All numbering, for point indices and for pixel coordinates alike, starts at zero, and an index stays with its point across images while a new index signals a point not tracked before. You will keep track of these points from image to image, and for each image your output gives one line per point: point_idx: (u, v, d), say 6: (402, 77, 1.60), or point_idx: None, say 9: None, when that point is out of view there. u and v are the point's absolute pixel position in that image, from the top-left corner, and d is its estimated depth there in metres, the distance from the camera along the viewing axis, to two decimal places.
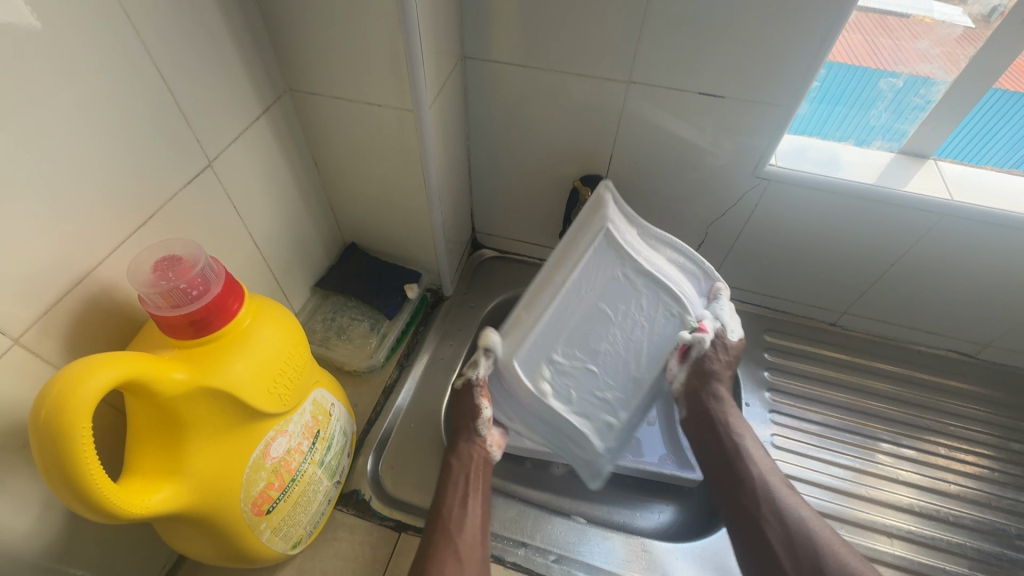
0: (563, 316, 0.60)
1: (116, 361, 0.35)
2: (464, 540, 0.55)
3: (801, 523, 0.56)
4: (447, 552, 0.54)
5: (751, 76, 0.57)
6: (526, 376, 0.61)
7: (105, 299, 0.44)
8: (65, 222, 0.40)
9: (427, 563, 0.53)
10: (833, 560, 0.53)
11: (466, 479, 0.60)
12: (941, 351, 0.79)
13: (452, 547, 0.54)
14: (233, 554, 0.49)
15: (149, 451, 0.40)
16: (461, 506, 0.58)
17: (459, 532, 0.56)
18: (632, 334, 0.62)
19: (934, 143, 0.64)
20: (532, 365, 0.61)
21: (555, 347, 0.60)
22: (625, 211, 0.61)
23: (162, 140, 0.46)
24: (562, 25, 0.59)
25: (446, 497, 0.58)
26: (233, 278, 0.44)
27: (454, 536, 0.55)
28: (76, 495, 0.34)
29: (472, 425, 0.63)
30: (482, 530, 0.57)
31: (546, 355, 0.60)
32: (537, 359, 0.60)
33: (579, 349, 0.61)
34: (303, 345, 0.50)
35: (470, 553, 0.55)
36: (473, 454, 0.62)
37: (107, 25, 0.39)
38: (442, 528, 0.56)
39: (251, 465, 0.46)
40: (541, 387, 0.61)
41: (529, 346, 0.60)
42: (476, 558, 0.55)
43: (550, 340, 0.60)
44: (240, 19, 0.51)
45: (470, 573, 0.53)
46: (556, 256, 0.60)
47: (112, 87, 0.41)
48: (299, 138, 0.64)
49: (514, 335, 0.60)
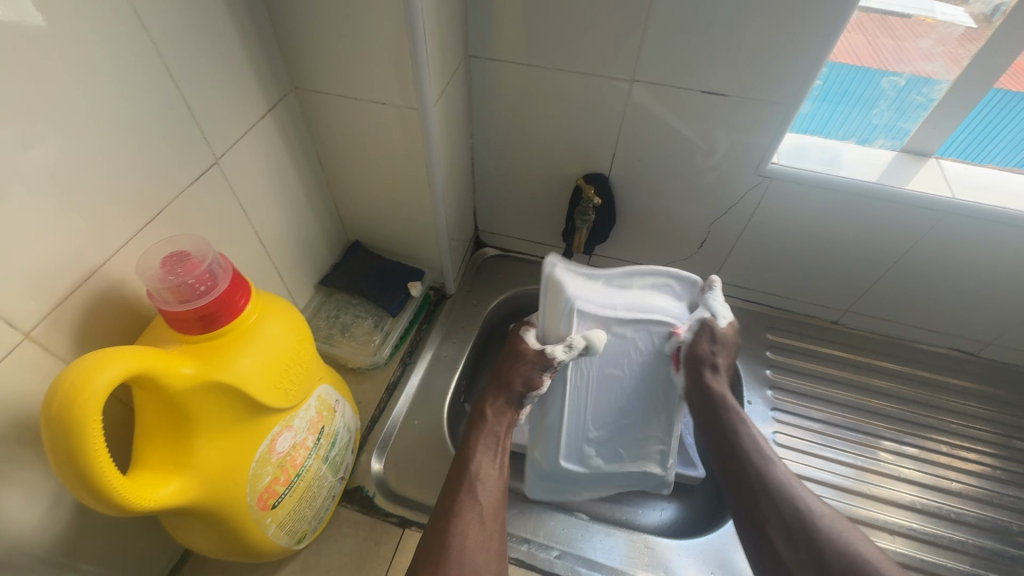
0: (575, 403, 0.66)
1: (126, 355, 0.36)
2: (484, 504, 0.55)
3: (802, 507, 0.55)
4: (468, 513, 0.54)
5: (754, 74, 0.58)
6: (575, 465, 0.66)
7: (114, 295, 0.44)
8: (74, 218, 0.40)
9: (447, 524, 0.53)
10: (835, 545, 0.52)
11: (493, 441, 0.60)
12: (942, 350, 0.79)
13: (472, 509, 0.54)
14: (238, 548, 0.49)
15: (158, 444, 0.41)
16: (488, 466, 0.58)
17: (481, 494, 0.55)
18: (632, 376, 0.66)
19: (935, 141, 0.64)
20: (574, 452, 0.66)
21: (582, 426, 0.66)
22: (583, 270, 0.61)
23: (168, 138, 0.46)
24: (566, 24, 0.59)
25: (472, 456, 0.58)
26: (240, 275, 0.45)
27: (476, 498, 0.55)
28: (86, 486, 0.34)
29: (516, 388, 0.63)
30: (504, 494, 0.57)
31: (580, 442, 0.66)
32: (575, 447, 0.66)
33: (603, 416, 0.66)
34: (309, 342, 0.50)
35: (491, 517, 0.54)
36: (504, 417, 0.62)
37: (116, 22, 0.39)
38: (465, 487, 0.56)
39: (257, 460, 0.46)
40: (591, 462, 0.66)
41: (563, 442, 0.66)
42: (496, 524, 0.54)
43: (575, 422, 0.66)
44: (247, 17, 0.51)
45: (490, 535, 0.53)
46: (547, 334, 0.64)
47: (121, 85, 0.41)
48: (304, 136, 0.64)
49: (543, 441, 0.66)
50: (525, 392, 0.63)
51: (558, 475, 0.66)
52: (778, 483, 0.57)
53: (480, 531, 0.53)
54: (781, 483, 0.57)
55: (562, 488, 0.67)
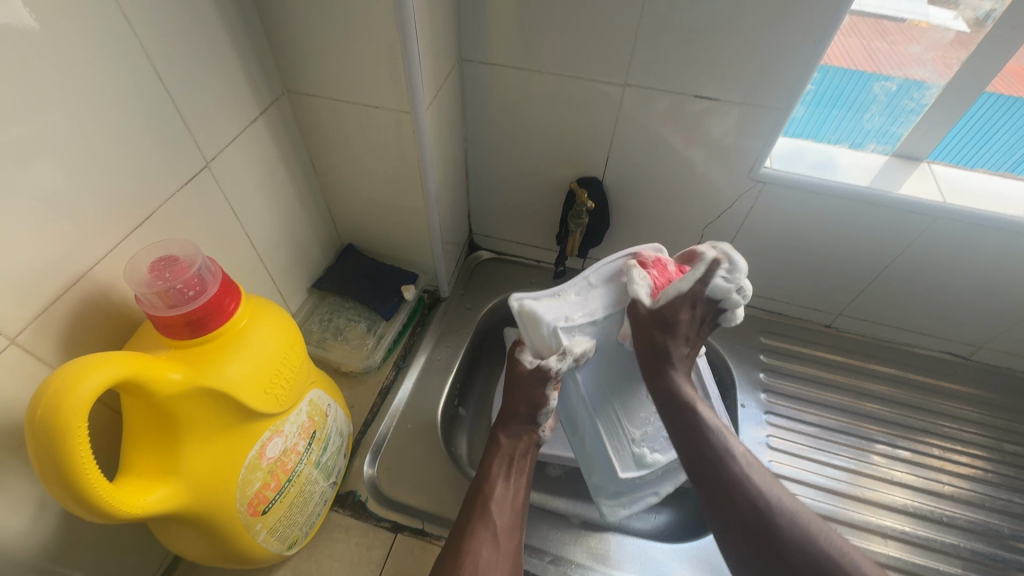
0: (602, 413, 0.66)
1: (113, 360, 0.35)
2: (499, 522, 0.54)
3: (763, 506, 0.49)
4: (480, 532, 0.53)
5: (745, 79, 0.58)
6: (635, 471, 0.65)
7: (102, 300, 0.44)
8: (61, 223, 0.40)
9: (461, 543, 0.52)
10: (799, 543, 0.46)
11: (513, 462, 0.61)
12: (935, 353, 0.80)
13: (486, 528, 0.54)
14: (228, 555, 0.49)
15: (145, 451, 0.40)
16: (505, 486, 0.58)
17: (496, 514, 0.55)
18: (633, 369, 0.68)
19: (926, 146, 0.64)
20: (628, 459, 0.65)
21: (622, 433, 0.65)
22: (545, 292, 0.63)
23: (158, 141, 0.46)
24: (559, 28, 0.59)
25: (490, 475, 0.58)
26: (230, 279, 0.44)
27: (491, 518, 0.54)
28: (70, 494, 0.34)
29: (521, 410, 0.62)
30: (520, 513, 0.57)
31: (630, 448, 0.65)
32: (629, 453, 0.65)
33: (637, 411, 0.66)
34: (300, 346, 0.50)
35: (506, 538, 0.54)
36: (526, 436, 0.63)
37: (104, 26, 0.39)
38: (479, 507, 0.55)
39: (247, 465, 0.46)
40: (649, 461, 0.65)
41: (611, 452, 0.65)
42: (511, 545, 0.54)
43: (610, 433, 0.65)
44: (238, 20, 0.51)
45: (504, 556, 0.53)
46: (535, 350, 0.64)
47: (109, 88, 0.41)
48: (297, 140, 0.64)
49: (595, 460, 0.65)
50: (535, 420, 0.63)
51: (623, 485, 0.65)
52: (738, 478, 0.51)
53: (494, 552, 0.52)
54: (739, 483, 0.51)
55: (634, 494, 0.65)
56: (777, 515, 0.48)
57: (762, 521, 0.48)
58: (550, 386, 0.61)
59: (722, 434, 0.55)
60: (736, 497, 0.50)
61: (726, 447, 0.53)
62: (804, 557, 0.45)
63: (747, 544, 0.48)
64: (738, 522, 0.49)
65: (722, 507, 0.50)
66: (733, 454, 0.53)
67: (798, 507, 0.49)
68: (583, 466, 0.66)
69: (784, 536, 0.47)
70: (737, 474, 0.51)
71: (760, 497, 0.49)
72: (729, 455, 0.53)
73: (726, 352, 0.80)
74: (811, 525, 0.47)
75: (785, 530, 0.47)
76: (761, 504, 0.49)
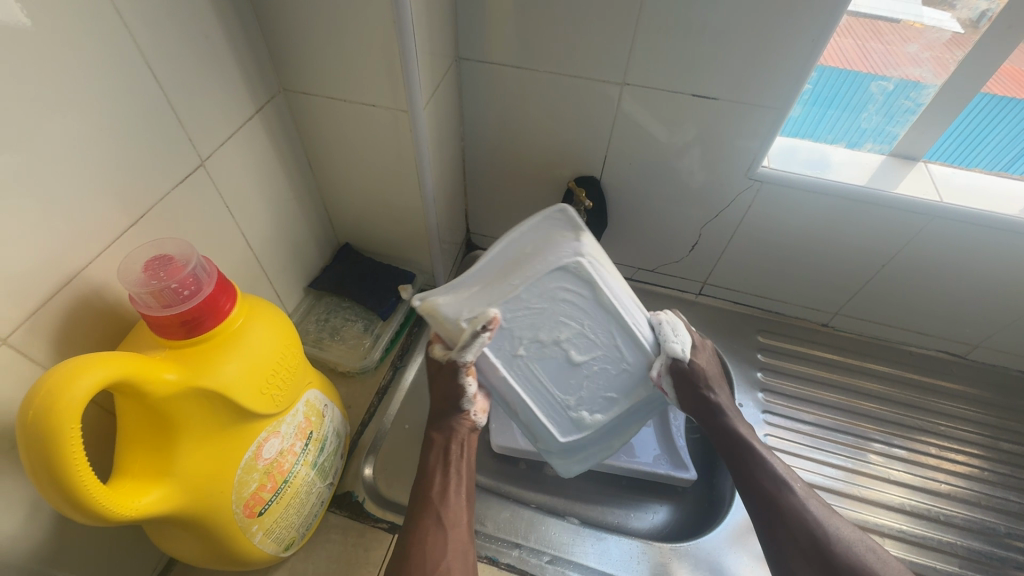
0: (537, 388, 0.55)
1: (108, 361, 0.35)
2: (445, 511, 0.54)
3: (819, 535, 0.53)
4: (429, 524, 0.53)
5: (743, 79, 0.58)
6: (575, 435, 0.58)
7: (96, 300, 0.44)
8: (54, 222, 0.39)
9: (408, 534, 0.53)
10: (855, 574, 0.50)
11: (450, 451, 0.58)
12: (931, 352, 0.80)
13: (432, 517, 0.53)
14: (223, 557, 0.48)
15: (140, 452, 0.40)
16: (444, 478, 0.57)
17: (442, 504, 0.55)
18: (547, 378, 0.55)
19: (922, 146, 0.65)
20: (563, 425, 0.57)
21: (557, 403, 0.56)
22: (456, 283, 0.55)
23: (153, 140, 0.46)
24: (557, 28, 0.59)
25: (429, 468, 0.57)
26: (225, 278, 0.44)
27: (434, 506, 0.54)
28: (62, 495, 0.33)
29: (443, 405, 0.58)
30: (465, 498, 0.56)
31: (565, 415, 0.57)
32: (563, 420, 0.57)
33: (562, 384, 0.55)
34: (296, 346, 0.50)
35: (453, 524, 0.54)
36: (460, 424, 0.59)
37: (99, 23, 0.39)
38: (424, 498, 0.55)
39: (243, 467, 0.45)
40: (587, 424, 0.57)
41: (548, 424, 0.57)
42: (458, 533, 0.53)
43: (547, 406, 0.56)
44: (233, 19, 0.51)
45: (452, 543, 0.52)
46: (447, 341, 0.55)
47: (102, 86, 0.40)
48: (293, 138, 0.64)
49: (535, 430, 0.58)
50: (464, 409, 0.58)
51: (570, 447, 0.60)
52: (798, 511, 0.54)
53: (439, 538, 0.52)
54: (797, 513, 0.54)
55: (587, 452, 0.61)
56: (833, 544, 0.52)
57: (821, 551, 0.52)
58: (463, 373, 0.55)
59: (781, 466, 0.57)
60: (797, 530, 0.53)
61: (785, 480, 0.56)
62: None
63: (808, 572, 0.52)
64: (797, 550, 0.53)
65: (785, 541, 0.54)
66: (794, 488, 0.56)
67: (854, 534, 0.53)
68: (524, 432, 0.60)
69: (843, 566, 0.51)
70: (800, 508, 0.54)
71: (818, 527, 0.53)
72: (785, 488, 0.56)
73: (723, 351, 0.80)
74: (868, 556, 0.51)
75: (844, 560, 0.51)
76: (819, 538, 0.52)
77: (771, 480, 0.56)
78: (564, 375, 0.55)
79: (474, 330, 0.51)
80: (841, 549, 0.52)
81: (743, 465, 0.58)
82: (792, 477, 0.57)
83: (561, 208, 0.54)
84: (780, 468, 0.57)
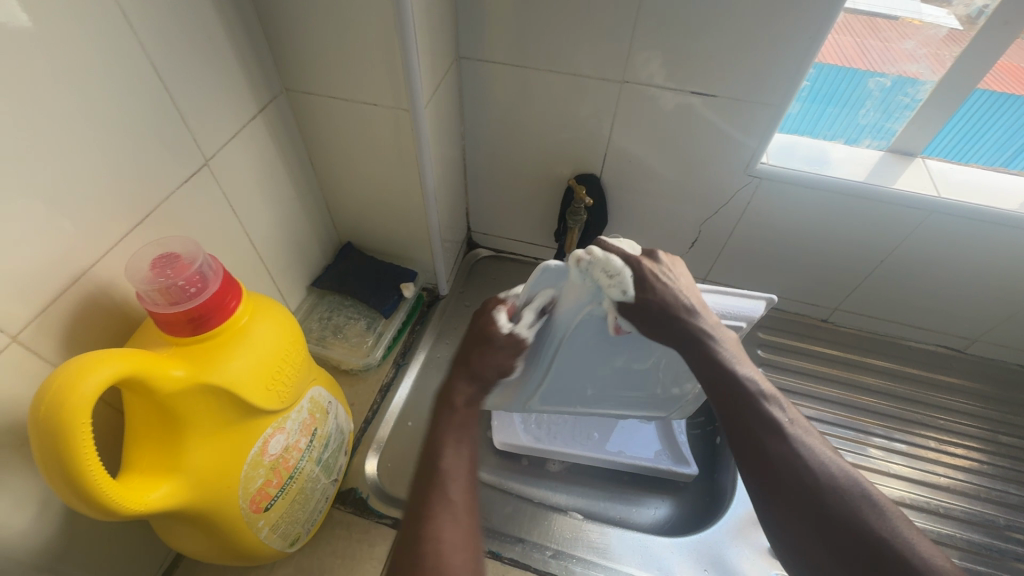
0: (612, 395, 0.64)
1: (116, 357, 0.35)
2: (459, 497, 0.43)
3: (816, 484, 0.42)
4: (441, 510, 0.42)
5: (741, 76, 0.58)
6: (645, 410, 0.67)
7: (103, 298, 0.44)
8: (61, 221, 0.40)
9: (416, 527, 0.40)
10: (856, 532, 0.40)
11: (463, 427, 0.48)
12: (930, 347, 0.80)
13: (446, 506, 0.42)
14: (230, 552, 0.49)
15: (148, 448, 0.41)
16: (459, 460, 0.46)
17: (454, 488, 0.43)
18: (622, 387, 0.63)
19: (920, 142, 0.65)
20: (635, 405, 0.66)
21: (638, 398, 0.65)
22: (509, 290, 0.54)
23: (158, 139, 0.46)
24: (556, 26, 0.59)
25: (441, 450, 0.46)
26: (230, 276, 0.45)
27: (449, 493, 0.43)
28: (73, 490, 0.34)
29: (466, 392, 0.51)
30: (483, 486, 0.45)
31: (646, 397, 0.64)
32: (640, 403, 0.66)
33: (639, 385, 0.63)
34: (301, 343, 0.50)
35: (467, 510, 0.42)
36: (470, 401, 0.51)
37: (105, 24, 0.39)
38: (434, 480, 0.44)
39: (249, 462, 0.46)
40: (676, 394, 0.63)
41: (622, 409, 0.66)
42: (474, 523, 0.42)
43: (619, 403, 0.66)
44: (236, 19, 0.51)
45: (467, 536, 0.41)
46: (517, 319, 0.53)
47: (108, 86, 0.41)
48: (295, 138, 0.64)
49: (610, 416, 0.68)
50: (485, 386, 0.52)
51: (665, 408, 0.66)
52: (788, 458, 0.43)
53: (457, 531, 0.41)
54: (793, 457, 0.43)
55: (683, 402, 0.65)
56: (830, 492, 0.42)
57: (812, 503, 0.42)
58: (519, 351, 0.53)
59: (771, 406, 0.46)
60: (789, 480, 0.43)
61: (780, 421, 0.45)
62: (863, 539, 0.40)
63: (804, 529, 0.41)
64: (792, 502, 0.42)
65: (771, 490, 0.43)
66: (788, 429, 0.45)
67: (852, 479, 0.42)
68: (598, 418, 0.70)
69: (841, 520, 0.41)
70: (795, 454, 0.44)
71: (817, 473, 0.43)
72: (779, 428, 0.45)
73: None
74: (866, 507, 0.41)
75: (842, 513, 0.41)
76: (816, 487, 0.42)
77: (761, 417, 0.45)
78: (632, 377, 0.61)
79: (537, 310, 0.52)
80: (844, 494, 0.42)
81: (731, 401, 0.47)
82: (787, 413, 0.46)
83: (542, 269, 0.51)
84: (774, 404, 0.46)
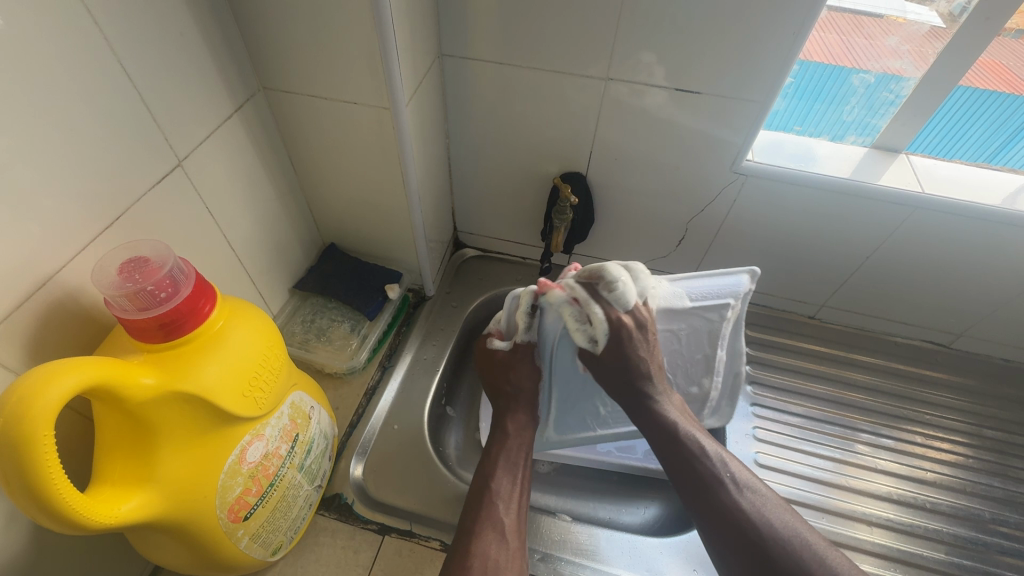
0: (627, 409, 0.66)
1: (82, 366, 0.34)
2: (507, 521, 0.51)
3: (758, 533, 0.48)
4: (488, 532, 0.50)
5: (726, 72, 0.58)
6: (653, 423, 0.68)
7: (71, 304, 0.43)
8: (25, 225, 0.38)
9: (465, 543, 0.48)
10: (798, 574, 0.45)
11: (512, 454, 0.57)
12: (915, 342, 0.81)
13: (492, 527, 0.50)
14: (208, 563, 0.48)
15: (118, 460, 0.39)
16: (508, 485, 0.54)
17: (502, 513, 0.51)
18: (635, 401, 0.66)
19: (904, 137, 0.65)
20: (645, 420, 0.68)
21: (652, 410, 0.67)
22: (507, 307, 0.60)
23: (128, 140, 0.45)
24: (540, 23, 0.59)
25: (493, 474, 0.55)
26: (204, 280, 0.43)
27: (497, 516, 0.51)
28: (36, 504, 0.33)
29: (507, 429, 0.59)
30: (524, 514, 0.53)
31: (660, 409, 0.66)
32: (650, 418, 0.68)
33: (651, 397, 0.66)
34: (280, 347, 0.49)
35: (511, 531, 0.51)
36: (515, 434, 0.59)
37: (70, 21, 0.38)
38: (484, 505, 0.52)
39: (226, 471, 0.45)
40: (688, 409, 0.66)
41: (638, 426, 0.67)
42: (518, 544, 0.50)
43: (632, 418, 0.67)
44: (209, 16, 0.50)
45: (510, 556, 0.49)
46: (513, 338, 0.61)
47: (74, 86, 0.39)
48: (274, 138, 0.63)
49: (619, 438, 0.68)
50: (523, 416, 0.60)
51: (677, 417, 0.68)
52: (733, 508, 0.50)
53: (501, 551, 0.48)
54: (735, 509, 0.50)
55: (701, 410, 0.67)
56: (773, 540, 0.47)
57: (758, 552, 0.47)
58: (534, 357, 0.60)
59: (714, 463, 0.53)
60: (734, 530, 0.49)
61: (724, 476, 0.52)
62: None
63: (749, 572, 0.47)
64: (738, 551, 0.48)
65: (721, 539, 0.49)
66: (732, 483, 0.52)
67: (793, 530, 0.48)
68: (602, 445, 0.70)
69: (783, 564, 0.46)
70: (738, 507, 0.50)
71: (757, 524, 0.48)
72: (721, 482, 0.52)
73: None
74: (808, 552, 0.47)
75: (783, 559, 0.46)
76: (758, 536, 0.48)
77: (706, 474, 0.52)
78: None
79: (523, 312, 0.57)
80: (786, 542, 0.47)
81: (677, 462, 0.54)
82: (730, 470, 0.53)
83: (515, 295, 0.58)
84: (718, 461, 0.53)
